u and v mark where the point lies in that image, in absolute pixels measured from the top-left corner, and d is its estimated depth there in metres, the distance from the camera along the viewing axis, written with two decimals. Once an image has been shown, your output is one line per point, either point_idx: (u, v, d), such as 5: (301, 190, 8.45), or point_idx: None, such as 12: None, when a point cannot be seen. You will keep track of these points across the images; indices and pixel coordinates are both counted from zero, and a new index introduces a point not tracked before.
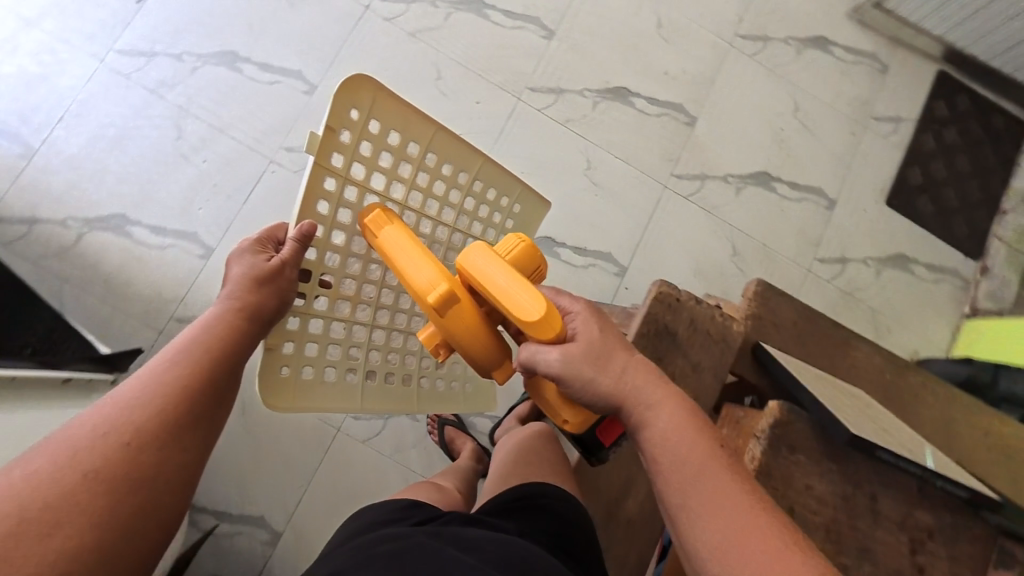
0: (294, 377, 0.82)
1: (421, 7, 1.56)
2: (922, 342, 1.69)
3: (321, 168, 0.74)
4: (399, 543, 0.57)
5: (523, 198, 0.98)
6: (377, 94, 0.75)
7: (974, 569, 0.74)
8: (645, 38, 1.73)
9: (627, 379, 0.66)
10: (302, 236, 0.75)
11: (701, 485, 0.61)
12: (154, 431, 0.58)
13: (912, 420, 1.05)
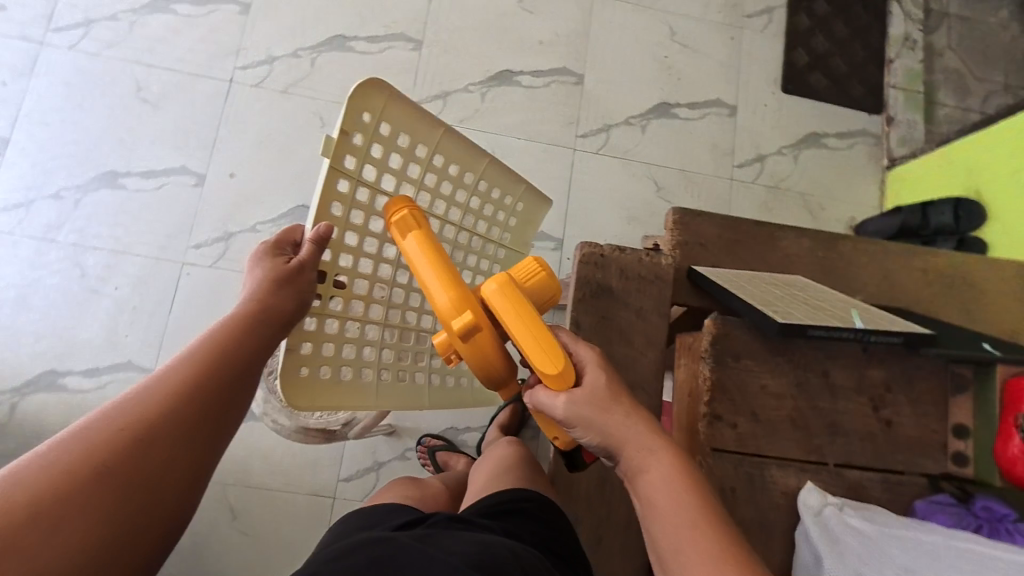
0: (311, 378, 0.74)
1: (285, 62, 1.50)
2: (856, 207, 1.76)
3: (334, 169, 0.70)
4: (387, 546, 0.58)
5: (529, 196, 0.93)
6: (384, 97, 0.70)
7: (936, 404, 0.77)
8: (511, 14, 1.74)
9: (631, 429, 0.63)
10: (319, 237, 0.71)
11: (689, 531, 0.58)
12: (154, 438, 0.54)
13: (855, 285, 1.10)
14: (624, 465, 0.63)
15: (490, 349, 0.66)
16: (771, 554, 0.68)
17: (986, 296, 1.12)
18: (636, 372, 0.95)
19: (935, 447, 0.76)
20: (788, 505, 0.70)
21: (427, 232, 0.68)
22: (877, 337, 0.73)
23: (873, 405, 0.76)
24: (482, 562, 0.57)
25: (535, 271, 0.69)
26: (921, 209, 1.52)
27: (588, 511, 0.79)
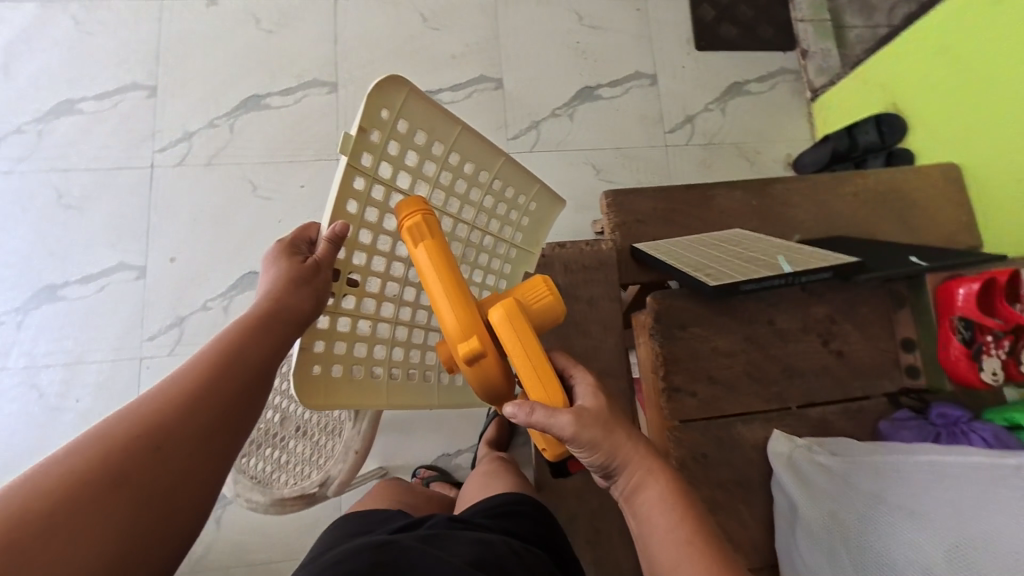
0: (327, 378, 0.65)
1: (204, 134, 1.41)
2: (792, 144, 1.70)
3: (352, 168, 0.60)
4: (385, 551, 0.51)
5: (542, 196, 0.83)
6: (405, 92, 0.61)
7: (882, 324, 0.79)
8: (422, 32, 1.62)
9: (638, 449, 0.59)
10: (335, 236, 0.61)
11: (688, 551, 0.53)
12: (169, 440, 0.49)
13: (794, 225, 1.11)
14: (624, 483, 0.59)
15: (492, 375, 0.58)
16: (753, 507, 0.69)
17: (921, 205, 1.14)
18: (601, 358, 0.96)
19: (889, 365, 0.78)
20: (761, 457, 0.71)
21: (439, 242, 0.58)
22: (809, 277, 0.74)
23: (822, 339, 0.78)
24: (488, 569, 0.51)
25: (547, 292, 0.61)
26: (848, 132, 1.47)
27: (580, 504, 0.80)
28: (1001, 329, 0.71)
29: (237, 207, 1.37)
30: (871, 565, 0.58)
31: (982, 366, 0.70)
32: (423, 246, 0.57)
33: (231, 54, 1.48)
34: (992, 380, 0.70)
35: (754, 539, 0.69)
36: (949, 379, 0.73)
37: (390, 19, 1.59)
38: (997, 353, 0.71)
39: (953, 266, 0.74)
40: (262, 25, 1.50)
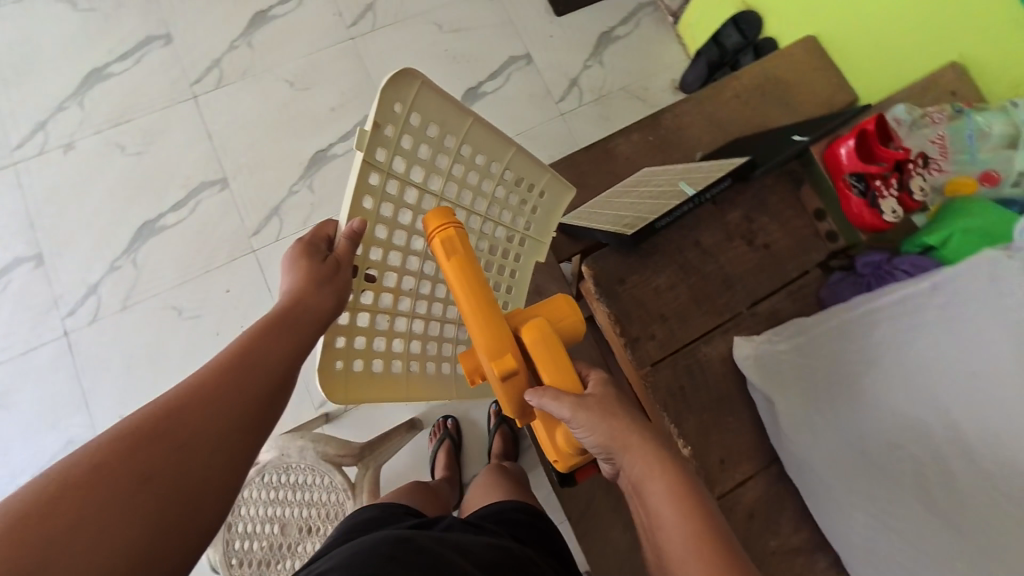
0: (349, 376, 0.58)
1: (110, 280, 1.23)
2: (670, 69, 1.65)
3: (368, 164, 0.56)
4: (409, 549, 0.45)
5: (556, 185, 0.75)
6: (417, 83, 0.55)
7: (793, 206, 0.84)
8: (291, 102, 1.32)
9: (642, 442, 0.52)
10: (353, 233, 0.55)
11: (701, 550, 0.46)
12: (191, 437, 0.42)
13: (690, 145, 1.13)
14: (628, 472, 0.51)
15: (518, 391, 0.54)
16: (740, 417, 0.71)
17: (801, 83, 1.17)
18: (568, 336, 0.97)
19: (812, 239, 0.82)
20: (731, 369, 0.74)
21: (472, 259, 0.52)
22: (712, 190, 0.78)
23: (747, 240, 0.81)
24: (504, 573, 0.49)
25: (574, 315, 0.59)
26: (714, 41, 1.49)
27: None
28: (885, 170, 0.76)
29: (170, 338, 1.21)
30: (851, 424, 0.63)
31: (880, 209, 0.75)
32: (452, 262, 0.52)
33: (107, 190, 1.26)
34: (895, 217, 0.74)
35: (753, 446, 0.70)
36: (861, 231, 0.78)
37: (267, 120, 1.30)
38: (889, 193, 0.76)
39: (824, 133, 0.81)
40: (129, 151, 1.28)
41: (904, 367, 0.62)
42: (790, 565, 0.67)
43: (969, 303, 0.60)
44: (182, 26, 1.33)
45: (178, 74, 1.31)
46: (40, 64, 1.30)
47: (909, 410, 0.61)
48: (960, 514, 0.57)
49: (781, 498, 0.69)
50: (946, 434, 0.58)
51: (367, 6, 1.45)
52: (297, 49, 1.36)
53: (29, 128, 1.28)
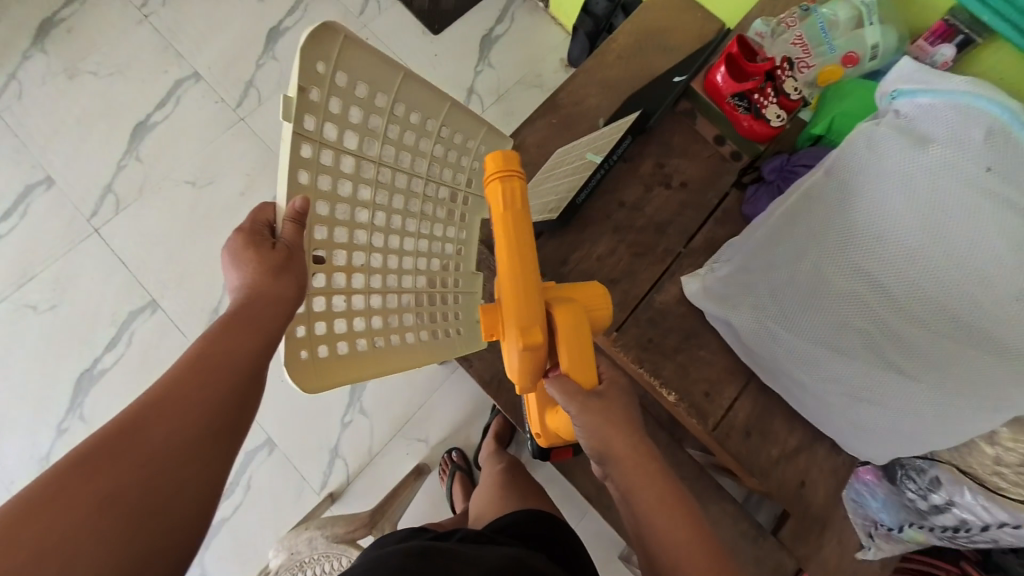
0: (315, 364, 0.51)
1: (63, 443, 1.14)
2: (555, 49, 1.68)
3: (297, 135, 0.46)
4: (424, 564, 0.50)
5: (494, 137, 0.68)
6: (342, 35, 0.46)
7: (695, 140, 0.87)
8: (201, 200, 1.29)
9: (640, 459, 0.58)
10: (296, 213, 0.46)
11: (687, 556, 0.54)
12: (152, 454, 0.39)
13: (590, 113, 1.13)
14: (621, 484, 0.58)
15: (535, 373, 0.54)
16: (713, 348, 0.77)
17: (676, 22, 1.21)
18: None
19: (720, 164, 0.86)
20: (689, 306, 0.78)
21: (527, 218, 0.48)
22: (617, 150, 0.81)
23: (666, 184, 0.84)
24: None
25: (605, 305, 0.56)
26: (585, 12, 1.53)
27: None
28: (759, 81, 0.80)
29: None
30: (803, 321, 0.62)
31: (767, 119, 0.80)
32: (498, 218, 0.48)
33: (31, 353, 1.17)
34: (781, 122, 0.80)
35: (732, 371, 0.76)
36: (759, 143, 0.83)
37: (180, 226, 1.27)
38: (770, 101, 0.80)
39: (696, 69, 0.86)
40: (43, 306, 1.19)
41: (825, 247, 0.60)
42: (795, 465, 0.76)
43: (859, 169, 0.60)
44: (61, 163, 1.28)
45: (74, 211, 1.25)
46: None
47: (841, 287, 0.60)
48: (919, 368, 0.58)
49: (769, 408, 0.76)
50: (880, 300, 0.58)
51: (248, 82, 1.41)
52: (186, 147, 1.33)
53: None
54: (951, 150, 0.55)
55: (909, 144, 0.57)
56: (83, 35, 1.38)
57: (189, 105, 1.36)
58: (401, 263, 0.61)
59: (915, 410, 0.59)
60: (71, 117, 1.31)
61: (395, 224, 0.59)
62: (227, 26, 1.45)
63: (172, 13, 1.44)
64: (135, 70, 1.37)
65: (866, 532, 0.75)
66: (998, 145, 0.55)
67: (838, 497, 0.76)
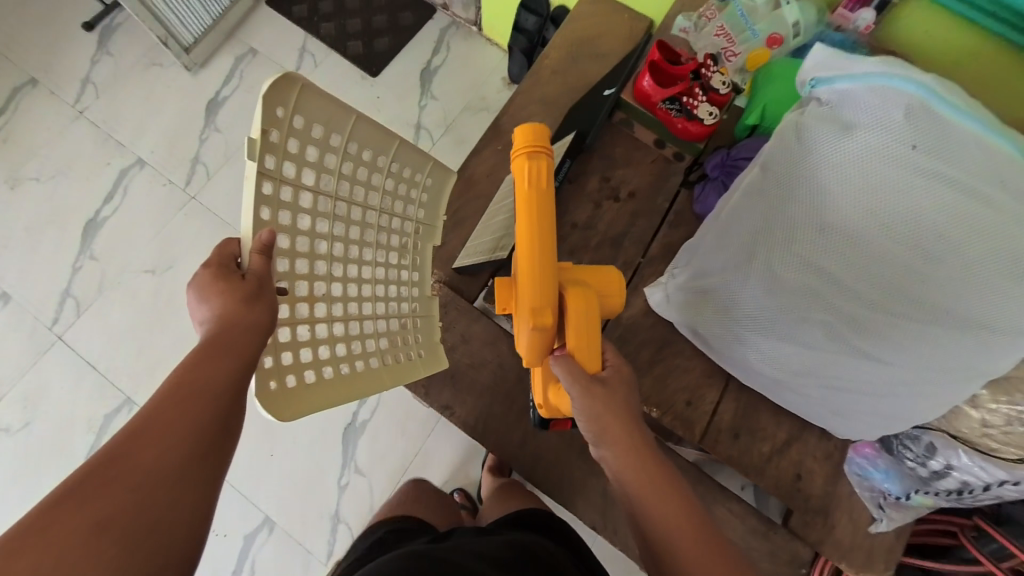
0: (287, 392, 0.56)
1: None
2: (497, 65, 1.62)
3: (260, 172, 0.51)
4: (426, 559, 0.55)
5: (441, 169, 0.74)
6: (299, 85, 0.52)
7: (637, 146, 0.86)
8: (163, 286, 1.27)
9: (638, 457, 0.59)
10: (264, 245, 0.49)
11: (687, 542, 0.56)
12: (142, 478, 0.39)
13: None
14: (619, 473, 0.60)
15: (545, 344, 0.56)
16: (688, 355, 0.76)
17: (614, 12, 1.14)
18: (510, 367, 0.90)
19: (665, 167, 0.85)
20: (657, 316, 0.78)
21: (551, 198, 0.50)
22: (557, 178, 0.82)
23: (615, 198, 0.84)
24: (505, 564, 0.59)
25: (617, 293, 0.60)
26: (515, 30, 1.47)
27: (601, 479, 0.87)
28: (686, 83, 0.80)
29: None
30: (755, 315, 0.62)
31: (700, 118, 0.80)
32: (523, 193, 0.50)
33: (11, 475, 1.14)
34: (714, 119, 0.79)
35: (710, 375, 0.76)
36: (698, 142, 0.82)
37: (146, 318, 1.25)
38: (700, 100, 0.80)
39: (625, 79, 0.86)
40: (16, 423, 1.16)
41: (766, 209, 0.60)
42: (789, 457, 0.76)
43: (793, 159, 0.59)
44: (15, 276, 1.25)
45: (33, 322, 1.22)
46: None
47: (796, 283, 0.59)
48: (888, 350, 0.58)
49: (753, 405, 0.76)
50: (836, 291, 0.58)
51: (194, 159, 1.40)
52: (140, 235, 1.32)
53: None
54: (877, 133, 0.55)
55: (836, 132, 0.57)
56: (22, 142, 1.37)
57: (137, 193, 1.36)
58: (358, 292, 0.66)
59: (884, 388, 0.60)
60: (19, 227, 1.29)
61: (352, 254, 0.65)
62: (164, 108, 1.45)
63: (108, 104, 1.43)
64: (78, 169, 1.36)
65: (875, 504, 0.75)
66: (920, 122, 0.55)
67: (835, 480, 0.76)
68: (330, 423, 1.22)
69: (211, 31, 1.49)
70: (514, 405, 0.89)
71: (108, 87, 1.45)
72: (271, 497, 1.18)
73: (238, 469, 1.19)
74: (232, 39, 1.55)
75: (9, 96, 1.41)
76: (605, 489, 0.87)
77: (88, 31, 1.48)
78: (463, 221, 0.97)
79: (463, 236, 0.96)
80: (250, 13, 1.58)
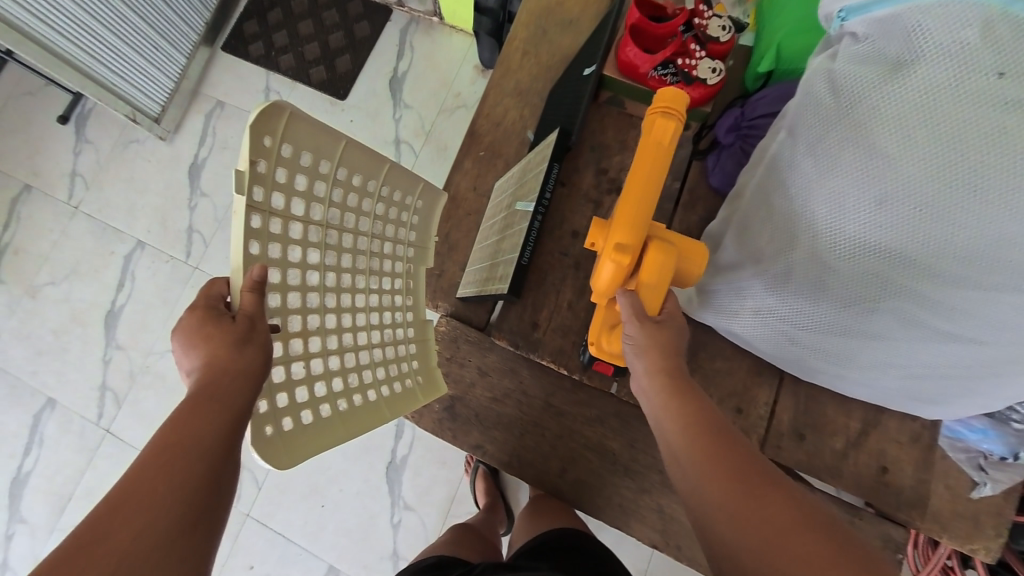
0: (283, 438, 0.50)
1: None
2: (465, 55, 1.50)
3: (249, 206, 0.46)
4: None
5: (432, 191, 0.69)
6: (287, 113, 0.47)
7: (627, 126, 0.75)
8: None
9: (668, 387, 0.51)
10: (255, 283, 0.45)
11: (725, 490, 0.43)
12: (125, 551, 0.35)
13: (516, 128, 0.94)
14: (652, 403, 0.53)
15: (621, 281, 0.53)
16: (728, 355, 0.67)
17: None
18: (534, 394, 0.83)
19: None
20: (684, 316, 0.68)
21: (670, 151, 0.50)
22: (547, 187, 0.69)
23: (614, 190, 0.74)
24: None
25: (699, 268, 0.55)
26: (477, 12, 1.31)
27: (655, 496, 0.79)
28: (678, 40, 0.66)
29: None
30: (813, 278, 0.49)
31: (701, 79, 0.66)
32: (649, 139, 0.50)
33: None
34: (719, 76, 0.65)
35: (759, 372, 0.66)
36: (702, 107, 0.68)
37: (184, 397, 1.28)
38: (699, 56, 0.66)
39: (606, 46, 0.70)
40: None
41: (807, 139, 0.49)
42: (867, 448, 0.65)
43: (829, 120, 0.48)
44: (55, 381, 1.30)
45: (81, 422, 1.27)
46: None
47: (854, 272, 0.47)
48: (989, 330, 0.46)
49: (813, 398, 0.66)
50: (911, 272, 0.45)
51: (188, 228, 1.39)
52: (156, 318, 1.33)
53: None
54: (941, 66, 0.43)
55: (884, 76, 0.45)
56: (31, 251, 1.40)
57: (144, 276, 1.37)
58: (353, 322, 0.60)
59: (976, 373, 0.49)
60: (49, 333, 1.34)
61: (345, 282, 0.59)
62: (149, 185, 1.43)
63: (98, 193, 1.44)
64: (86, 264, 1.38)
65: (975, 465, 0.64)
66: (1001, 41, 0.42)
67: (928, 466, 0.65)
68: (372, 467, 1.21)
69: (175, 94, 1.45)
70: (545, 434, 0.82)
71: (94, 176, 1.45)
72: (331, 549, 1.18)
73: (295, 527, 1.19)
74: (197, 96, 1.50)
75: (10, 207, 1.44)
76: (660, 506, 0.79)
77: (64, 123, 1.47)
78: (455, 246, 0.90)
79: (458, 261, 0.89)
80: (208, 63, 1.52)
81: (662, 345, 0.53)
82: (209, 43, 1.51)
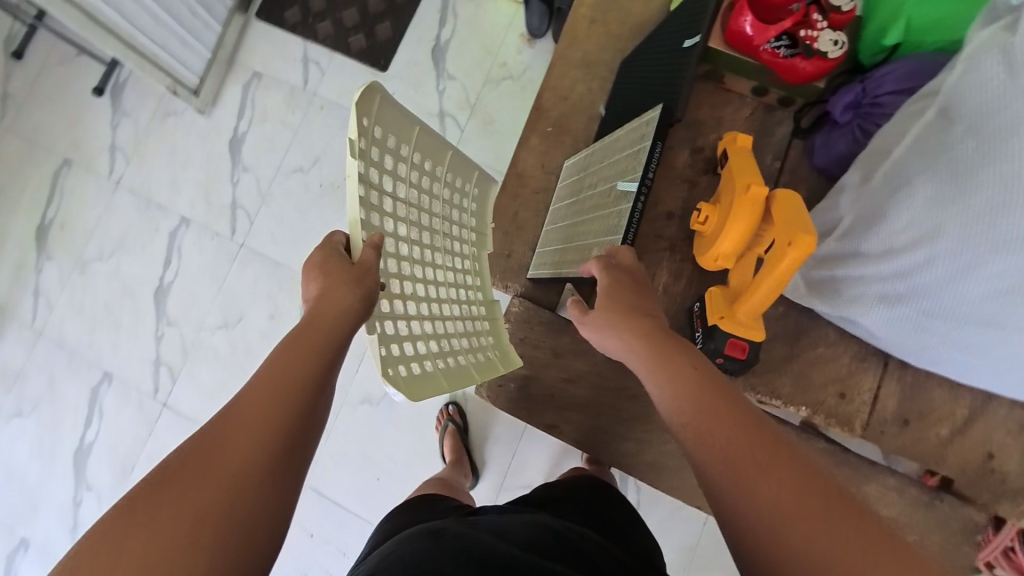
0: (406, 382, 0.48)
1: None
2: (510, 24, 1.43)
3: (359, 174, 0.45)
4: (470, 524, 0.55)
5: (484, 179, 0.67)
6: (379, 95, 0.47)
7: (720, 103, 0.73)
8: (238, 341, 1.31)
9: (661, 354, 0.50)
10: (376, 241, 0.45)
11: (739, 447, 0.43)
12: (238, 463, 0.38)
13: (586, 102, 0.90)
14: (637, 369, 0.51)
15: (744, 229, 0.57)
16: (831, 341, 0.65)
17: None
18: (608, 375, 0.83)
19: (766, 116, 0.71)
20: (787, 304, 0.67)
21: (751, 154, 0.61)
22: (650, 165, 0.65)
23: (709, 169, 0.71)
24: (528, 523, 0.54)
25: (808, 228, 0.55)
26: None
27: None
28: (801, 9, 0.61)
29: None
30: (956, 266, 0.49)
31: (822, 53, 0.61)
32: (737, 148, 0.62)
33: None
34: (842, 50, 0.60)
35: (864, 358, 0.65)
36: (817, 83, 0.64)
37: (238, 372, 1.30)
38: (821, 27, 0.61)
39: (712, 14, 0.65)
40: None
41: (961, 128, 0.50)
42: (973, 436, 0.63)
43: (997, 101, 0.48)
44: (111, 355, 1.32)
45: (139, 394, 1.30)
46: (26, 481, 1.28)
47: (1000, 264, 0.47)
48: None
49: (919, 384, 0.64)
50: None
51: (232, 204, 1.38)
52: (203, 293, 1.34)
53: (61, 529, 1.25)
54: None
55: None
56: (76, 226, 1.39)
57: (188, 252, 1.36)
58: (434, 292, 0.58)
59: None
60: (101, 308, 1.35)
61: (427, 257, 0.58)
62: (190, 159, 1.41)
63: (139, 166, 1.41)
64: (132, 239, 1.38)
65: None
66: None
67: None
68: (426, 443, 1.24)
69: (212, 64, 1.41)
70: (620, 415, 0.83)
71: (133, 150, 1.42)
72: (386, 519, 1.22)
73: (350, 496, 1.23)
74: (234, 65, 1.46)
75: (52, 181, 1.42)
76: None
77: (100, 95, 1.44)
78: (524, 227, 0.89)
79: (529, 242, 0.88)
80: (244, 31, 1.47)
81: (624, 315, 0.54)
82: (243, 9, 1.45)
